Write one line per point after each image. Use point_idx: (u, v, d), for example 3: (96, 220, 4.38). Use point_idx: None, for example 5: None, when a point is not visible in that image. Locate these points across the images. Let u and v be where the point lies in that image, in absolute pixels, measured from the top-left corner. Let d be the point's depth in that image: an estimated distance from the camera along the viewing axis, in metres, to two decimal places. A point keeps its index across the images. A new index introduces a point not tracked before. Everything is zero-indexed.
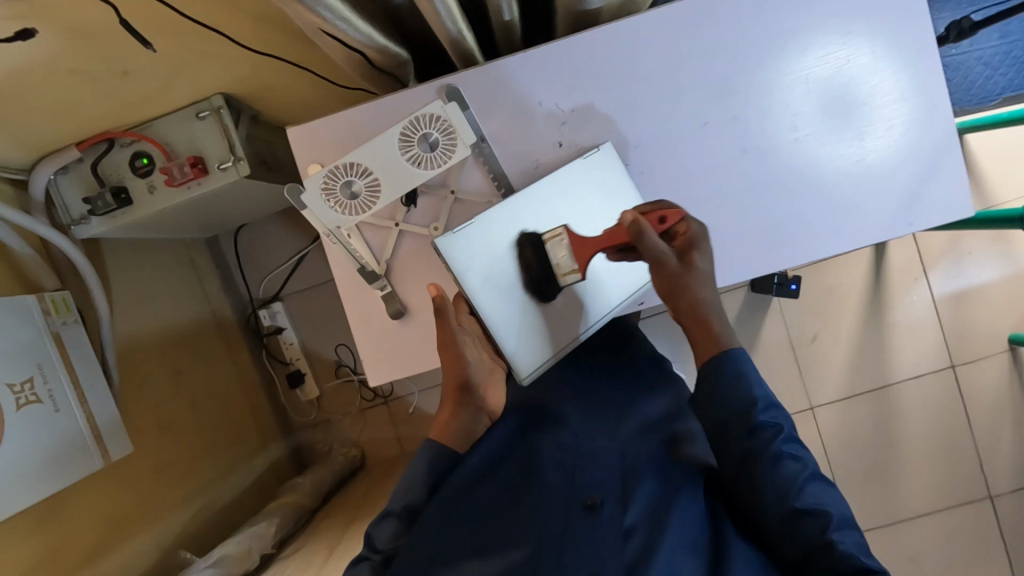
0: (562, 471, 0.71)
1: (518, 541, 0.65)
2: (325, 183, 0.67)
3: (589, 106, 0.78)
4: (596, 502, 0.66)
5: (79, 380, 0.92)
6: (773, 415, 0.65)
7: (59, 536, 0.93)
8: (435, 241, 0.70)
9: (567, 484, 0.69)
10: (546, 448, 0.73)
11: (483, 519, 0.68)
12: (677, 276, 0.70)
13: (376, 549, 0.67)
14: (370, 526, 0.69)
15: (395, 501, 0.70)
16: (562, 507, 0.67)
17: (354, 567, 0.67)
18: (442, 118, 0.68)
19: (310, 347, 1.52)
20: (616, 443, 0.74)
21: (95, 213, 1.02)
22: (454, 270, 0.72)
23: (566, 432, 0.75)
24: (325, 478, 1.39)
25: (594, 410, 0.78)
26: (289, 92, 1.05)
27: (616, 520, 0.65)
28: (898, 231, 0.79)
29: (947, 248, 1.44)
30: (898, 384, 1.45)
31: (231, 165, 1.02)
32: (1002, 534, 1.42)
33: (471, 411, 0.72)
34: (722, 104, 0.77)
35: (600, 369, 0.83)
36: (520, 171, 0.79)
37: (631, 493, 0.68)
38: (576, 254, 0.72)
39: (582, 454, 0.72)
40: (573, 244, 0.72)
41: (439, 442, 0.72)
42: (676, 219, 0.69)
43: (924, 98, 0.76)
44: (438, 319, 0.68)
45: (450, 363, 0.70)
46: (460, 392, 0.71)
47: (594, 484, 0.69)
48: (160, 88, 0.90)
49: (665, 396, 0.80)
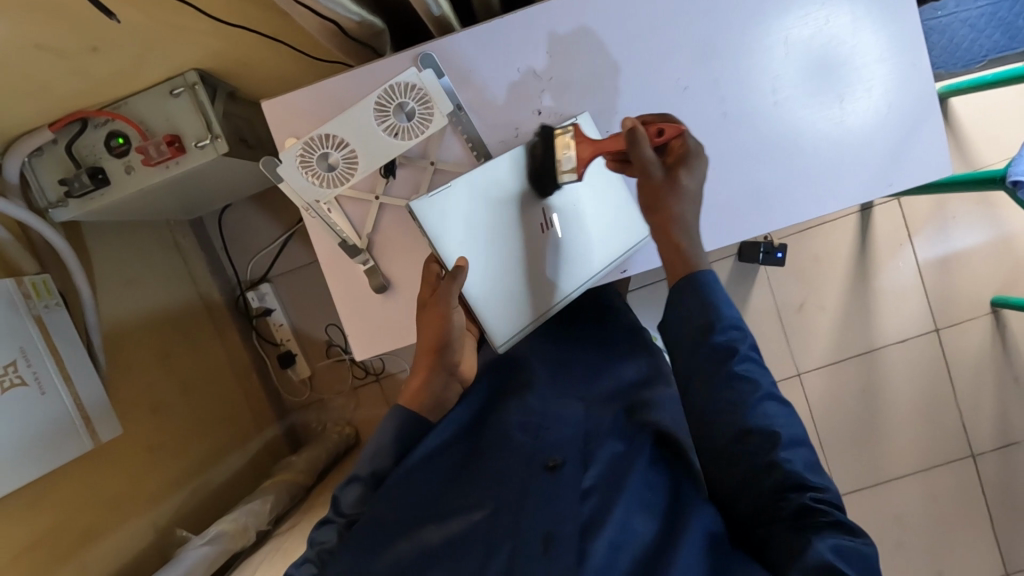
0: (527, 433, 0.71)
1: (477, 501, 0.64)
2: (302, 155, 0.66)
3: (569, 73, 0.77)
4: (557, 462, 0.64)
5: (66, 364, 0.91)
6: (729, 337, 0.63)
7: (54, 518, 0.94)
8: (413, 203, 0.64)
9: (530, 445, 0.68)
10: (512, 412, 0.74)
11: (443, 483, 0.67)
12: (653, 186, 0.67)
13: (342, 512, 0.66)
14: (336, 489, 0.67)
15: (362, 465, 0.68)
16: (523, 465, 0.66)
17: (321, 527, 0.67)
18: (417, 87, 0.67)
19: (300, 328, 1.52)
20: (582, 408, 0.75)
21: (72, 196, 1.01)
22: (431, 236, 0.66)
23: (533, 397, 0.75)
24: (320, 456, 1.40)
25: (562, 377, 0.80)
26: (266, 66, 1.03)
27: (576, 479, 0.64)
28: (878, 192, 0.79)
29: (932, 213, 1.45)
30: (884, 348, 1.47)
31: (208, 143, 1.00)
32: (983, 490, 1.46)
33: (443, 375, 0.72)
34: (702, 68, 0.77)
35: (575, 345, 0.85)
36: (500, 141, 0.78)
37: (594, 451, 0.68)
38: (578, 153, 0.69)
39: (547, 418, 0.72)
40: (579, 144, 0.70)
41: (410, 408, 0.71)
42: (674, 133, 0.66)
43: (904, 58, 0.76)
44: (450, 281, 0.66)
45: (428, 322, 0.70)
46: (433, 354, 0.71)
47: (555, 444, 0.68)
48: (132, 65, 0.88)
49: (639, 360, 0.83)
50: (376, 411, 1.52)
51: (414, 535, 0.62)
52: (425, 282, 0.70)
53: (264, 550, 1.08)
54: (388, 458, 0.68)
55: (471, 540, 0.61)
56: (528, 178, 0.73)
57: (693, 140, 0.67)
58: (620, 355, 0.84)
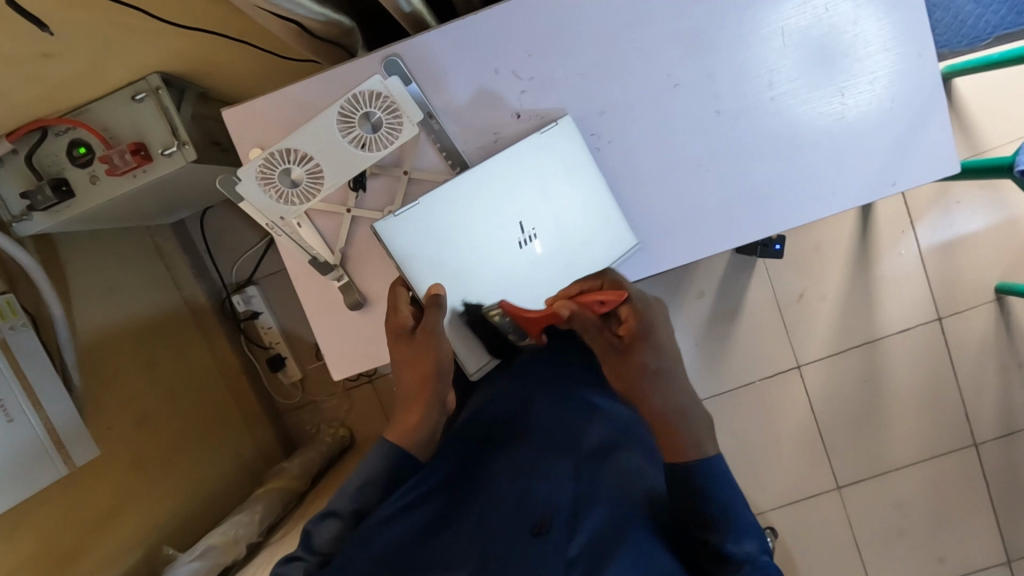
0: (513, 488, 0.68)
1: (459, 560, 0.61)
2: (262, 171, 0.61)
3: (550, 70, 0.72)
4: (544, 526, 0.63)
5: (33, 387, 0.88)
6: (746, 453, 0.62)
7: (32, 545, 0.91)
8: (375, 225, 0.65)
9: (517, 504, 0.66)
10: (499, 467, 0.71)
11: (423, 533, 0.65)
12: (618, 371, 0.66)
13: (314, 550, 0.64)
14: (311, 523, 0.65)
15: (343, 501, 0.66)
16: (507, 530, 0.63)
17: (289, 564, 0.64)
18: (383, 95, 0.62)
19: (288, 330, 1.47)
20: (570, 467, 0.71)
21: (35, 209, 0.95)
22: (397, 257, 0.67)
23: (522, 452, 0.72)
24: (313, 460, 1.38)
25: (551, 422, 0.76)
26: (234, 67, 0.97)
27: (561, 547, 0.61)
28: (880, 193, 0.74)
29: (936, 198, 1.41)
30: (885, 338, 1.44)
31: (175, 150, 0.95)
32: (986, 479, 1.44)
33: (432, 409, 0.70)
34: (693, 62, 0.72)
35: (569, 374, 0.83)
36: (477, 147, 0.74)
37: (580, 518, 0.66)
38: (525, 326, 0.71)
39: (536, 475, 0.69)
40: (519, 321, 0.70)
41: (399, 445, 0.69)
42: (617, 301, 0.65)
43: (907, 47, 0.71)
44: (432, 309, 0.67)
45: (410, 353, 0.69)
46: (425, 384, 0.69)
47: (545, 503, 0.66)
48: (87, 71, 0.82)
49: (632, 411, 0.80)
50: (370, 412, 1.49)
51: None
52: (392, 308, 0.69)
53: (252, 564, 1.06)
54: (371, 496, 0.66)
55: None
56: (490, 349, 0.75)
57: (641, 302, 0.65)
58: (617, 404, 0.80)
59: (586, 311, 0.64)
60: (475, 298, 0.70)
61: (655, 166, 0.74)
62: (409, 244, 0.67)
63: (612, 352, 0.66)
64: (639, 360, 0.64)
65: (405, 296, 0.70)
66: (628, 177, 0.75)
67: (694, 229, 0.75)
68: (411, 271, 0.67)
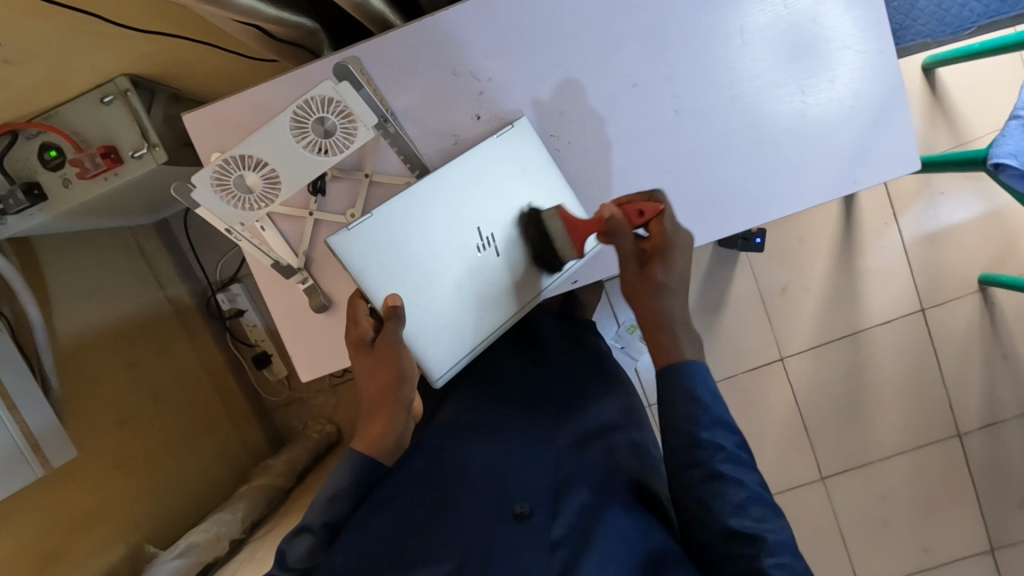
0: (492, 478, 0.69)
1: (443, 553, 0.63)
2: (217, 177, 0.61)
3: (509, 73, 0.72)
4: (524, 511, 0.65)
5: (9, 391, 0.89)
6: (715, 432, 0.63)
7: (15, 546, 0.93)
8: (328, 240, 0.62)
9: (498, 491, 0.68)
10: (479, 456, 0.71)
11: (407, 524, 0.67)
12: (631, 282, 0.67)
13: (289, 565, 0.65)
14: (282, 541, 0.66)
15: (315, 514, 0.67)
16: (489, 516, 0.65)
17: None
18: (336, 100, 0.61)
19: (273, 328, 1.48)
20: (550, 454, 0.73)
21: (9, 213, 0.95)
22: (352, 271, 0.64)
23: (501, 442, 0.74)
24: (299, 457, 1.39)
25: (531, 412, 0.79)
26: (204, 68, 0.97)
27: (544, 530, 0.64)
28: (843, 190, 0.74)
29: (919, 189, 1.41)
30: (868, 330, 1.44)
31: (146, 152, 0.95)
32: (969, 469, 1.45)
33: (402, 417, 0.69)
34: (653, 61, 0.71)
35: (548, 368, 0.85)
36: (438, 150, 0.74)
37: (562, 500, 0.68)
38: (571, 234, 0.69)
39: (515, 464, 0.70)
40: (569, 228, 0.70)
41: (367, 455, 0.68)
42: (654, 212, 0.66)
43: (868, 44, 0.70)
44: (391, 319, 0.65)
45: (373, 363, 0.67)
46: (390, 394, 0.67)
47: (522, 490, 0.67)
48: (52, 74, 0.82)
49: (620, 396, 0.81)
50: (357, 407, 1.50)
51: None
52: (352, 319, 0.70)
53: (235, 561, 1.07)
54: (342, 506, 0.67)
55: None
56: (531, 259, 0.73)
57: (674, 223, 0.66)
58: (596, 389, 0.81)
59: (626, 219, 0.65)
60: (435, 312, 0.68)
61: (614, 167, 0.74)
62: (364, 256, 0.65)
63: (632, 262, 0.67)
64: (652, 275, 0.66)
65: (364, 308, 0.70)
66: (588, 177, 0.75)
67: None
68: (366, 283, 0.64)
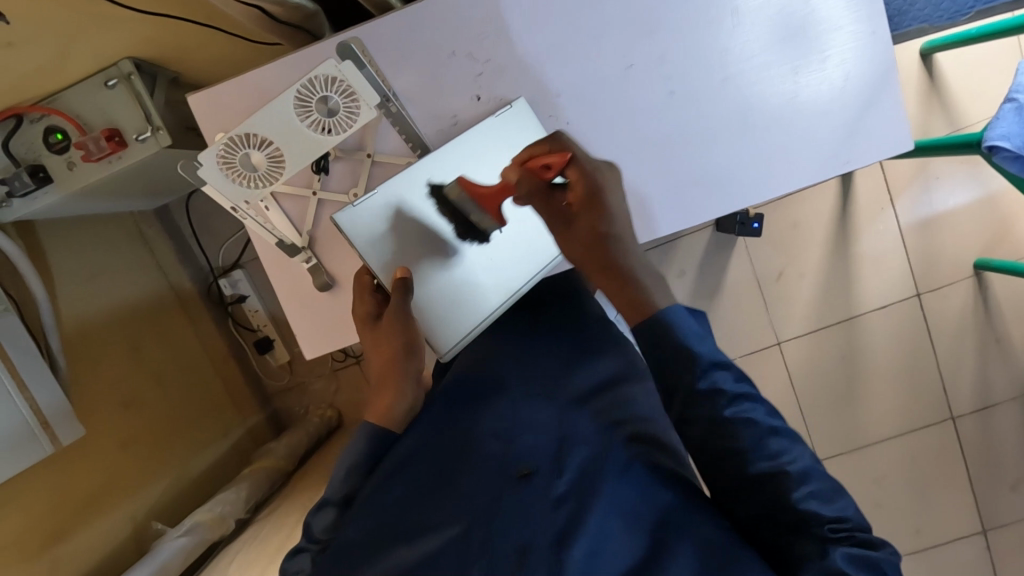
0: (498, 440, 0.71)
1: (448, 518, 0.62)
2: (223, 155, 0.63)
3: (506, 55, 0.73)
4: (528, 471, 0.65)
5: (17, 369, 0.91)
6: (712, 378, 0.61)
7: (25, 522, 0.95)
8: (335, 218, 0.68)
9: (499, 455, 0.68)
10: (484, 419, 0.74)
11: (413, 491, 0.66)
12: (578, 237, 0.67)
13: (315, 539, 0.67)
14: (307, 516, 0.68)
15: (333, 489, 0.70)
16: (495, 472, 0.66)
17: (294, 557, 0.67)
18: (339, 79, 0.63)
19: (275, 314, 1.50)
20: (554, 412, 0.75)
21: (14, 195, 0.96)
22: (357, 248, 0.70)
23: (507, 403, 0.76)
24: (302, 441, 1.41)
25: (538, 374, 0.80)
26: (206, 51, 0.98)
27: (546, 488, 0.64)
28: (836, 170, 0.75)
29: (915, 174, 1.42)
30: (863, 315, 1.46)
31: (150, 135, 0.96)
32: (962, 451, 1.47)
33: (409, 385, 0.74)
34: (648, 44, 0.73)
35: (548, 333, 0.86)
36: (439, 131, 0.75)
37: (566, 459, 0.68)
38: (483, 206, 0.70)
39: (516, 426, 0.72)
40: (475, 199, 0.70)
41: (381, 425, 0.73)
42: (562, 162, 0.64)
43: (860, 26, 0.72)
44: (399, 293, 0.69)
45: (379, 337, 0.72)
46: (396, 364, 0.72)
47: (527, 452, 0.69)
48: (57, 57, 0.82)
49: (617, 355, 0.83)
50: (357, 393, 1.52)
51: (387, 555, 0.61)
52: (358, 293, 0.73)
53: (240, 540, 1.09)
54: (357, 479, 0.70)
55: (445, 558, 0.59)
56: (456, 233, 0.74)
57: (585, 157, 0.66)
58: (594, 351, 0.84)
59: (534, 175, 0.65)
60: (437, 285, 0.74)
61: (611, 149, 0.75)
62: (369, 235, 0.70)
63: (557, 215, 0.67)
64: (589, 223, 0.66)
65: (368, 285, 0.73)
66: None
67: (652, 208, 0.76)
68: (371, 261, 0.71)
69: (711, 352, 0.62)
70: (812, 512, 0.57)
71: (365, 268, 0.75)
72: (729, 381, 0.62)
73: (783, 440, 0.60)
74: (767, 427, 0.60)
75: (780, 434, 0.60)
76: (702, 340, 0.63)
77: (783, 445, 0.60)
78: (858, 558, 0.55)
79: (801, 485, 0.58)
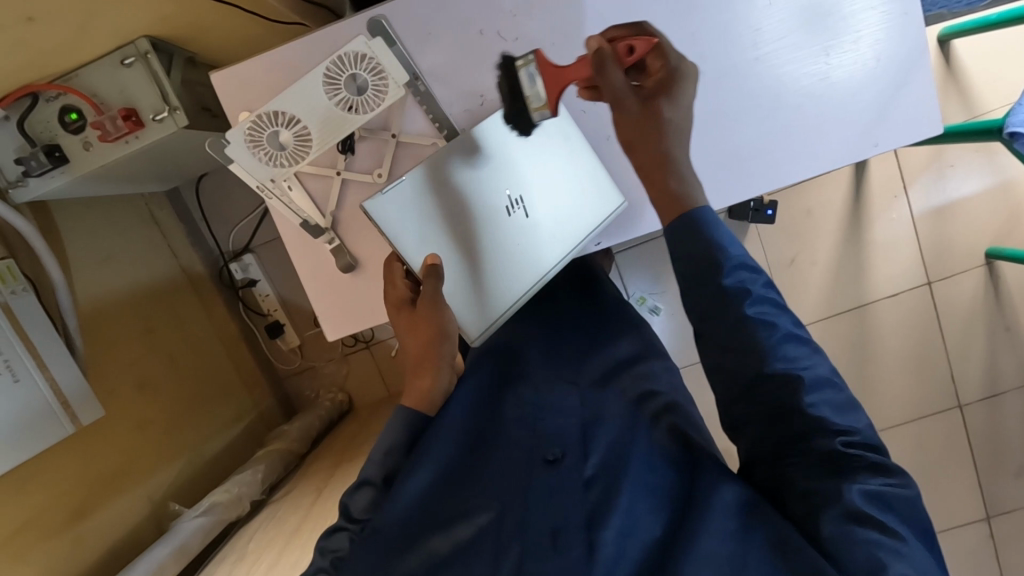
0: (523, 428, 0.72)
1: (481, 503, 0.65)
2: (250, 133, 0.62)
3: (535, 32, 0.72)
4: (556, 456, 0.66)
5: (37, 348, 0.91)
6: (739, 276, 0.59)
7: (46, 501, 0.95)
8: (364, 204, 0.63)
9: (529, 438, 0.70)
10: (509, 409, 0.76)
11: (445, 480, 0.68)
12: (634, 122, 0.63)
13: (353, 518, 0.65)
14: (346, 495, 0.67)
15: (372, 469, 0.68)
16: (524, 459, 0.68)
17: (330, 535, 0.65)
18: (368, 57, 0.62)
19: (287, 298, 1.50)
20: (577, 396, 0.76)
21: (30, 174, 0.96)
22: (388, 236, 0.65)
23: (529, 389, 0.77)
24: (314, 424, 1.42)
25: (558, 358, 0.82)
26: (223, 31, 0.97)
27: (576, 469, 0.65)
28: (863, 154, 0.74)
29: (930, 161, 1.41)
30: (875, 303, 1.46)
31: (167, 115, 0.96)
32: (969, 438, 1.48)
33: (443, 369, 0.73)
34: (678, 23, 0.72)
35: (563, 317, 0.87)
36: (464, 111, 0.74)
37: (591, 441, 0.69)
38: (547, 89, 0.67)
39: (543, 410, 0.74)
40: (544, 76, 0.66)
41: (419, 409, 0.72)
42: (646, 48, 0.62)
43: (893, 7, 0.71)
44: (431, 276, 0.67)
45: (412, 322, 0.71)
46: (429, 350, 0.70)
47: (554, 434, 0.70)
48: (74, 34, 0.81)
49: (634, 337, 0.83)
50: (367, 378, 1.53)
51: (422, 542, 0.63)
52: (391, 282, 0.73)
53: (259, 520, 1.10)
54: (396, 458, 0.69)
55: (482, 542, 0.62)
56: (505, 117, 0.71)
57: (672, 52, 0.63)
58: (615, 332, 0.84)
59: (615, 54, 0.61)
60: (471, 271, 0.71)
61: None
62: (399, 221, 0.66)
63: (629, 97, 0.62)
64: (657, 109, 0.63)
65: (400, 270, 0.73)
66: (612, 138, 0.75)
67: None
68: (403, 246, 0.66)
69: (741, 252, 0.59)
70: (825, 423, 0.56)
71: (394, 254, 0.76)
72: (757, 284, 0.59)
73: (799, 346, 0.58)
74: (786, 332, 0.58)
75: (798, 340, 0.57)
76: (735, 243, 0.59)
77: (804, 355, 0.58)
78: (875, 495, 0.54)
79: (815, 393, 0.56)
